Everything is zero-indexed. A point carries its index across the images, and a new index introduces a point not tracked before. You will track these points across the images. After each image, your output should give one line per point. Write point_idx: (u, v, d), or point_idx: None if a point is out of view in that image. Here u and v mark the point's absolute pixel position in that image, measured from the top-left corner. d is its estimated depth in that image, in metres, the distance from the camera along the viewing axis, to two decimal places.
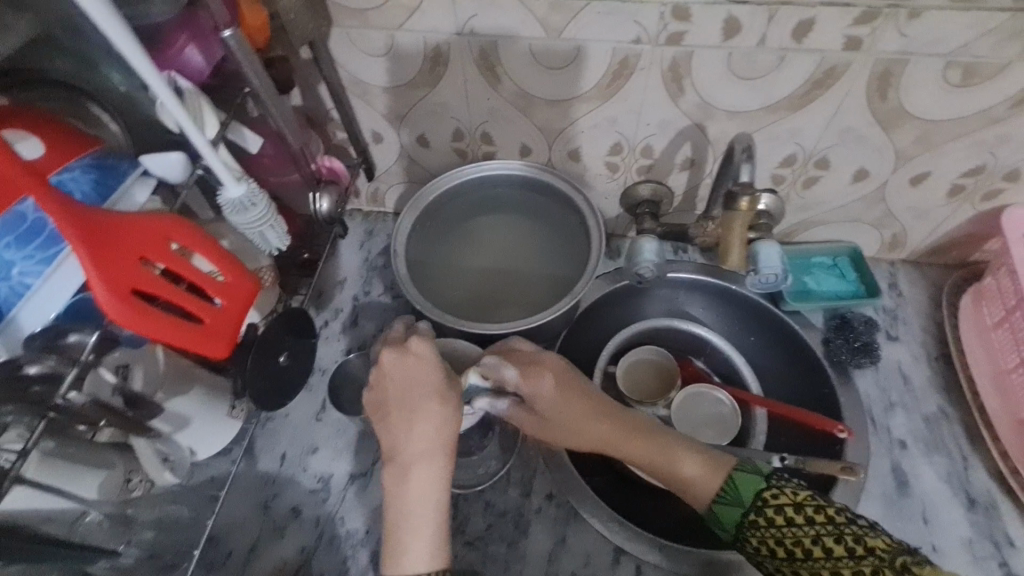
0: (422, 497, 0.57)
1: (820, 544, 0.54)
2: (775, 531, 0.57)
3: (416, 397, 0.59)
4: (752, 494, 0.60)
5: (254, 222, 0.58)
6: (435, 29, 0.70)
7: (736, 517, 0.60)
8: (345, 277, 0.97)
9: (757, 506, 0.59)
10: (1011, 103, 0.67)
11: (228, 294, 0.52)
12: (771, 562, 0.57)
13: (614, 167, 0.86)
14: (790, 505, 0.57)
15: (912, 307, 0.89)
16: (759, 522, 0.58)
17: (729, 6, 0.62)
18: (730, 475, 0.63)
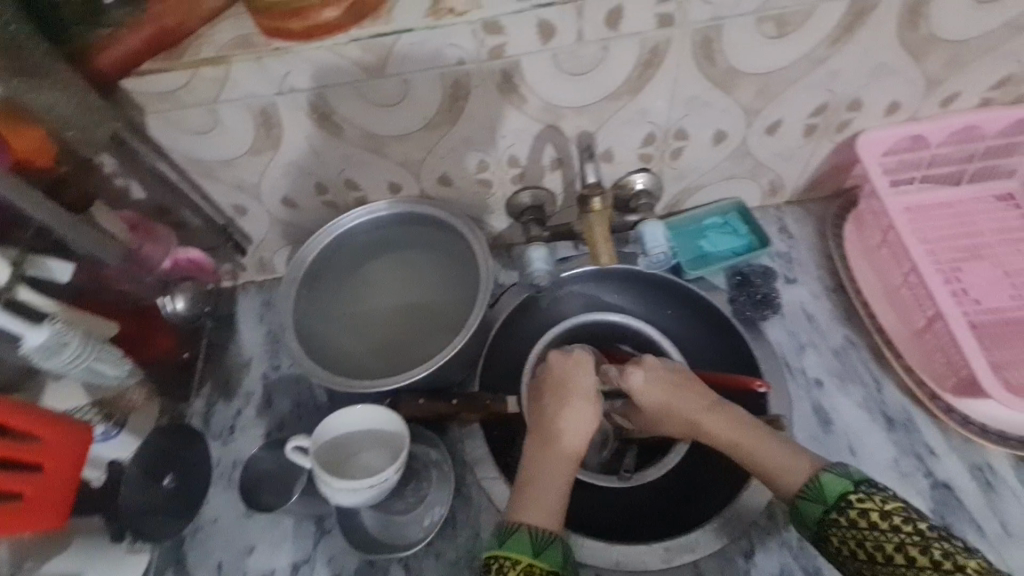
0: (551, 475, 0.70)
1: (904, 551, 0.56)
2: (856, 532, 0.58)
3: (553, 397, 0.75)
4: (836, 495, 0.60)
5: (73, 362, 0.61)
6: (254, 94, 0.67)
7: (816, 515, 0.61)
8: (250, 356, 0.87)
9: (842, 506, 0.59)
10: (829, 42, 0.69)
11: (54, 454, 0.59)
12: (847, 561, 0.58)
13: (488, 183, 0.84)
14: (876, 512, 0.57)
15: (804, 246, 0.90)
16: (842, 522, 0.59)
17: (536, 11, 0.62)
18: (816, 475, 0.62)
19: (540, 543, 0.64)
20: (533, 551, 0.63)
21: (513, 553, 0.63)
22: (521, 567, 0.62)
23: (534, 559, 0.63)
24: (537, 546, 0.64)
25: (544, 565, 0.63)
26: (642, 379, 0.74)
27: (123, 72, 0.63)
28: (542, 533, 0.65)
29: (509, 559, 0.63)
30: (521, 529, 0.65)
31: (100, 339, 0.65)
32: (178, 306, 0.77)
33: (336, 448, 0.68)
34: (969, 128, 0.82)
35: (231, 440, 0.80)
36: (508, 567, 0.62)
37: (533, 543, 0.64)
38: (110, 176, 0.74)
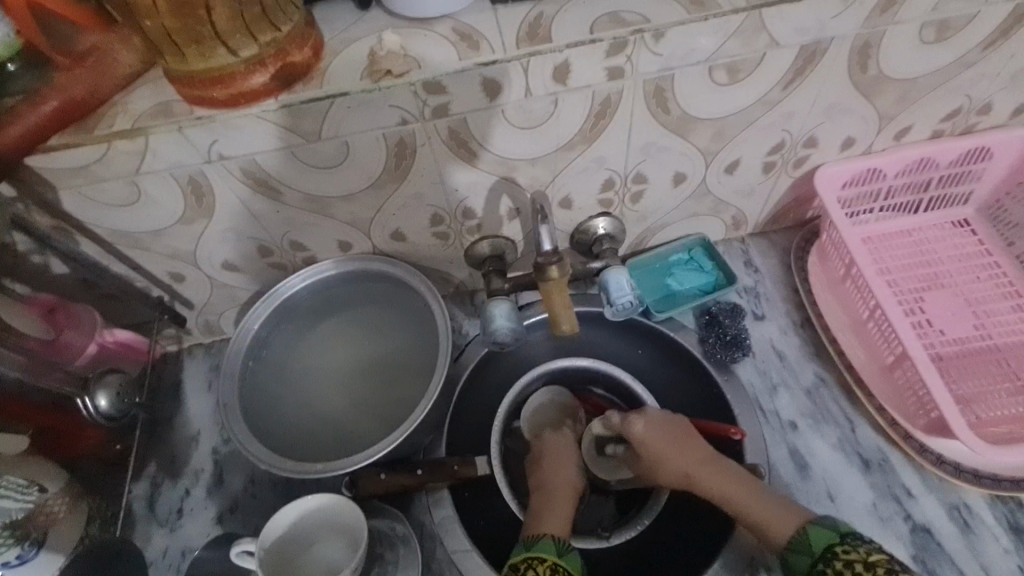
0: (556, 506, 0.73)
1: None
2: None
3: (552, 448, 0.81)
4: (822, 546, 0.60)
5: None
6: (180, 164, 0.61)
7: (805, 566, 0.61)
8: (198, 431, 0.80)
9: (828, 557, 0.59)
10: (782, 85, 0.68)
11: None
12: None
13: (444, 236, 0.79)
14: (860, 563, 0.57)
15: (769, 279, 0.89)
16: (828, 573, 0.59)
17: (479, 69, 0.59)
18: (803, 527, 0.62)
19: (560, 547, 0.66)
20: (557, 551, 0.65)
21: (541, 552, 0.65)
22: (547, 565, 0.64)
23: (559, 558, 0.65)
24: (559, 548, 0.66)
25: (567, 565, 0.64)
26: (641, 431, 0.75)
27: (26, 149, 0.57)
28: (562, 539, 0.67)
29: (536, 559, 0.64)
30: (544, 537, 0.67)
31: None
32: (99, 403, 0.68)
33: (288, 545, 0.63)
34: (923, 160, 0.82)
35: (178, 526, 0.73)
36: (536, 566, 0.63)
37: (556, 546, 0.66)
38: (26, 254, 0.68)
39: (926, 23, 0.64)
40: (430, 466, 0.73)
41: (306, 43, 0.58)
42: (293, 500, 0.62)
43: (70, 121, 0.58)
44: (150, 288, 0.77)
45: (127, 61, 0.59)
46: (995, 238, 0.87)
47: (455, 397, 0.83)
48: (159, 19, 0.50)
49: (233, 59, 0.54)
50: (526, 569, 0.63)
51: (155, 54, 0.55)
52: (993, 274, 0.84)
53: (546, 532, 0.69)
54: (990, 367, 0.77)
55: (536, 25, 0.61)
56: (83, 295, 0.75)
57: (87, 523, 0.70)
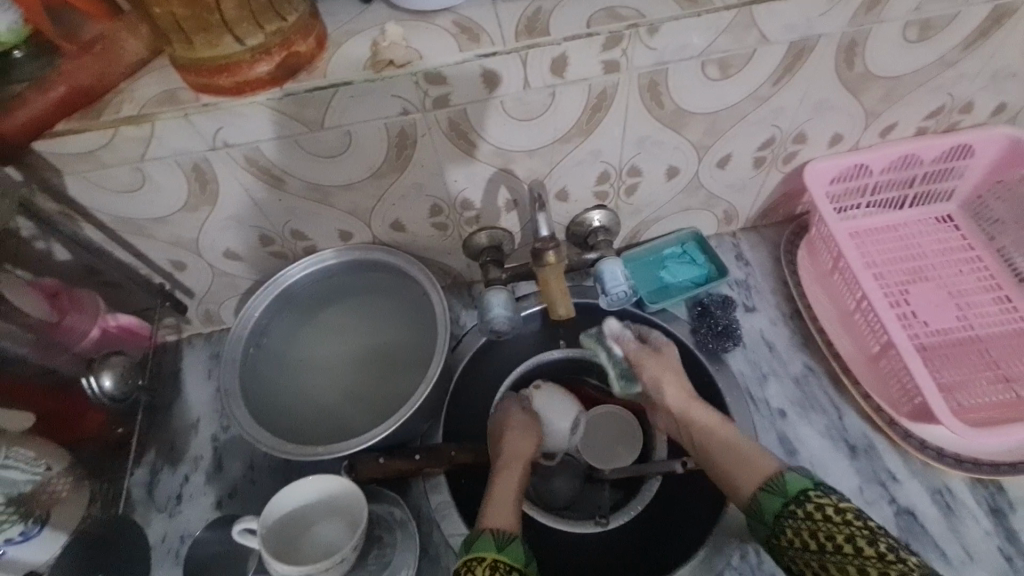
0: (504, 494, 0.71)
1: (853, 542, 0.55)
2: (811, 525, 0.58)
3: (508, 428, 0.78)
4: (797, 490, 0.61)
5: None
6: (185, 151, 0.63)
7: (775, 508, 0.61)
8: (197, 417, 0.81)
9: (801, 499, 0.60)
10: (772, 80, 0.70)
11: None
12: (794, 554, 0.58)
13: (442, 226, 0.81)
14: (830, 507, 0.58)
15: (760, 272, 0.91)
16: (798, 514, 0.59)
17: (479, 60, 0.60)
18: (780, 472, 0.63)
19: (501, 541, 0.64)
20: (496, 547, 0.63)
21: (481, 552, 0.62)
22: (487, 564, 0.61)
23: (497, 554, 0.62)
24: (499, 543, 0.63)
25: (507, 560, 0.62)
26: (651, 361, 0.79)
27: (34, 134, 0.58)
28: (503, 532, 0.65)
29: (476, 560, 0.62)
30: (485, 533, 0.65)
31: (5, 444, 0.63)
32: (104, 383, 0.70)
33: (286, 526, 0.64)
34: (908, 156, 0.84)
35: (177, 511, 0.74)
36: (475, 566, 0.61)
37: (495, 541, 0.64)
38: (29, 240, 0.69)
39: (909, 23, 0.67)
40: (428, 452, 0.74)
41: (311, 33, 0.59)
42: (294, 481, 0.64)
43: (77, 107, 0.59)
44: (151, 276, 0.78)
45: (133, 50, 0.60)
46: (977, 233, 0.89)
47: (451, 386, 0.84)
48: (168, 6, 0.51)
49: (239, 48, 0.56)
50: (466, 572, 0.61)
51: (162, 41, 0.57)
52: (976, 268, 0.87)
53: (488, 525, 0.66)
54: (971, 356, 0.79)
55: (534, 19, 0.62)
56: (85, 282, 0.76)
57: (88, 505, 0.70)
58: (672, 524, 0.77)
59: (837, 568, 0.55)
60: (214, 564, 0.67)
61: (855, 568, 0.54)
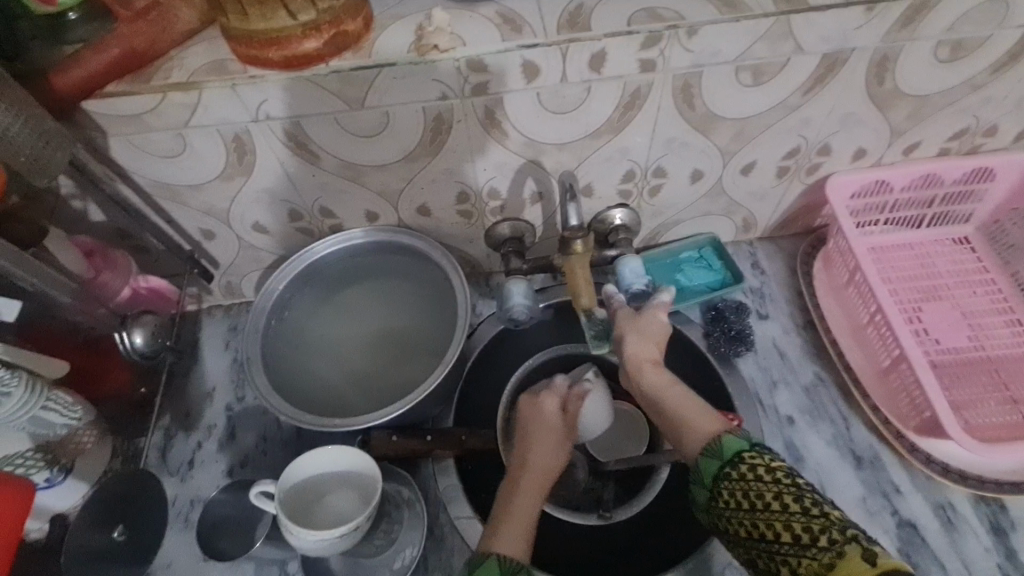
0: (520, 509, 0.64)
1: (780, 499, 0.51)
2: (743, 485, 0.54)
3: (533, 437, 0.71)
4: (732, 451, 0.57)
5: (17, 410, 0.60)
6: (227, 121, 0.64)
7: (711, 471, 0.57)
8: (213, 386, 0.82)
9: (735, 461, 0.56)
10: (803, 91, 0.71)
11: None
12: (728, 516, 0.55)
13: (467, 214, 0.82)
14: (762, 467, 0.54)
15: (775, 281, 0.92)
16: (733, 476, 0.55)
17: (520, 50, 0.62)
18: (720, 434, 0.59)
19: (508, 569, 0.57)
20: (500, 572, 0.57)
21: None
22: None
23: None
24: (503, 568, 0.57)
25: None
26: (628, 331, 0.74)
27: (84, 93, 0.60)
28: (511, 558, 0.58)
29: None
30: (488, 558, 0.59)
31: (49, 385, 0.65)
32: (136, 340, 0.72)
33: (300, 496, 0.66)
34: (930, 176, 0.85)
35: (189, 476, 0.75)
36: None
37: (501, 567, 0.57)
38: (67, 199, 0.71)
39: (942, 43, 0.68)
40: (440, 435, 0.76)
41: (359, 14, 0.61)
42: (309, 451, 0.66)
43: (128, 71, 0.61)
44: (180, 244, 0.80)
45: (186, 19, 0.62)
46: (993, 257, 0.90)
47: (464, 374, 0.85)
48: None
49: (291, 22, 0.57)
50: None
51: (217, 12, 0.59)
52: (990, 291, 0.88)
53: (495, 549, 0.60)
54: (981, 377, 0.80)
55: (576, 14, 0.64)
56: (115, 245, 0.77)
57: (109, 460, 0.74)
58: (676, 519, 0.78)
59: (767, 525, 0.52)
60: (228, 527, 0.68)
61: (781, 525, 0.51)
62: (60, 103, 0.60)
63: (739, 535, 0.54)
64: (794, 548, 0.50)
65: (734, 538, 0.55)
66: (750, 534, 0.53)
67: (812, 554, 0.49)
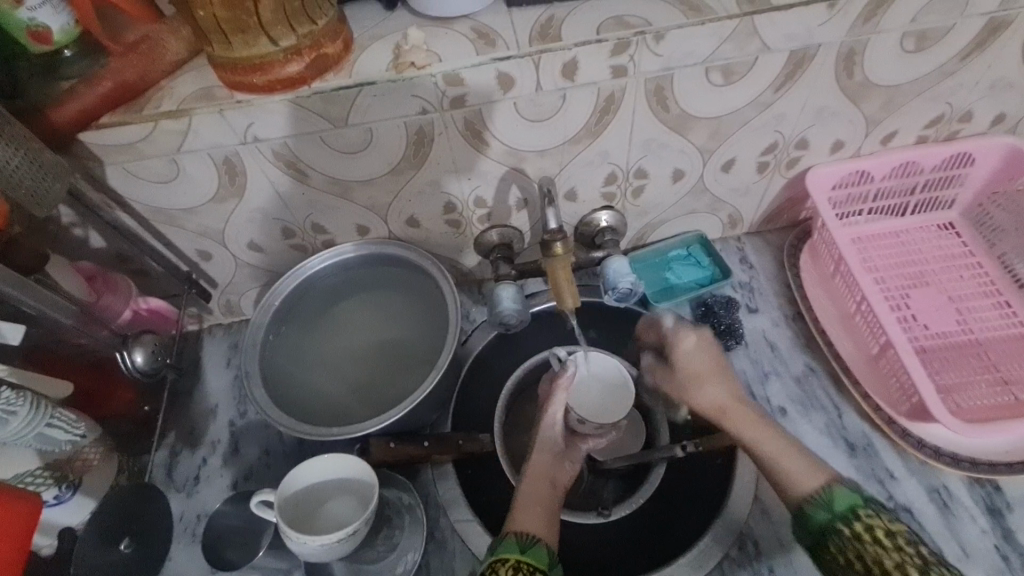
0: (534, 499, 0.69)
1: (901, 569, 0.56)
2: (856, 544, 0.59)
3: (538, 452, 0.75)
4: (845, 506, 0.61)
5: (23, 428, 0.62)
6: (217, 144, 0.67)
7: (821, 522, 0.62)
8: (215, 403, 0.84)
9: (849, 518, 0.60)
10: (774, 87, 0.73)
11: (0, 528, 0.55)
12: (840, 570, 0.60)
13: (455, 223, 0.84)
14: (881, 529, 0.59)
15: (763, 275, 0.94)
16: (846, 532, 0.60)
17: (494, 63, 0.64)
18: (829, 485, 0.63)
19: (525, 543, 0.63)
20: (519, 548, 0.62)
21: (504, 554, 0.62)
22: (510, 565, 0.61)
23: (520, 557, 0.62)
24: (523, 545, 0.63)
25: (531, 561, 0.61)
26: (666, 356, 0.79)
27: (81, 125, 0.63)
28: (526, 535, 0.64)
29: (499, 561, 0.62)
30: (508, 537, 0.64)
31: (51, 404, 0.66)
32: (136, 359, 0.74)
33: (305, 501, 0.68)
34: (908, 163, 0.87)
35: (195, 491, 0.77)
36: (499, 567, 0.61)
37: (519, 543, 0.63)
38: (69, 228, 0.73)
39: (907, 34, 0.70)
40: (437, 439, 0.77)
41: (338, 37, 0.64)
42: (308, 460, 0.68)
43: (120, 102, 0.64)
44: (178, 265, 0.83)
45: (174, 49, 0.65)
46: (978, 240, 0.91)
47: (461, 381, 0.87)
48: (210, 9, 0.57)
49: (274, 48, 0.60)
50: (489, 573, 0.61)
51: (202, 42, 0.62)
52: (976, 274, 0.88)
53: (513, 528, 0.65)
54: (971, 359, 0.81)
55: (547, 26, 0.66)
56: (116, 269, 0.80)
57: (116, 476, 0.75)
58: (677, 513, 0.78)
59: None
60: (232, 536, 0.70)
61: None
62: (56, 136, 0.62)
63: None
64: None
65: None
66: None
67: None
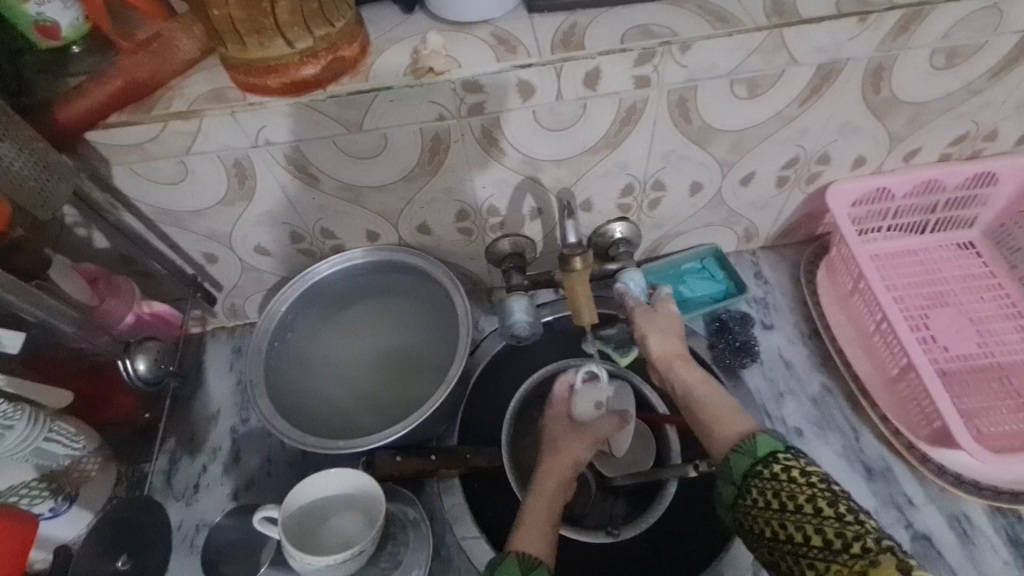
0: (539, 520, 0.65)
1: (814, 502, 0.51)
2: (774, 485, 0.54)
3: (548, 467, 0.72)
4: (766, 451, 0.56)
5: (19, 443, 0.61)
6: (228, 147, 0.65)
7: (742, 468, 0.57)
8: (217, 409, 0.82)
9: (768, 460, 0.55)
10: (799, 102, 0.71)
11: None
12: (755, 515, 0.54)
13: (467, 232, 0.83)
14: (797, 470, 0.54)
15: (779, 291, 0.92)
16: (765, 474, 0.55)
17: (515, 71, 0.63)
18: (753, 435, 0.58)
19: (525, 565, 0.58)
20: (521, 571, 0.57)
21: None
22: None
23: None
24: (524, 567, 0.58)
25: None
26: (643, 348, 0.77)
27: (88, 124, 0.61)
28: (528, 556, 0.59)
29: None
30: (509, 556, 0.59)
31: (50, 416, 0.65)
32: (138, 366, 0.73)
33: (308, 516, 0.66)
34: (931, 181, 0.85)
35: (194, 500, 0.75)
36: None
37: (520, 564, 0.58)
38: (72, 228, 0.72)
39: (937, 50, 0.68)
40: (445, 454, 0.75)
41: (356, 40, 0.62)
42: (312, 475, 0.66)
43: (128, 101, 0.62)
44: (183, 268, 0.81)
45: (186, 48, 0.63)
46: (999, 260, 0.89)
47: (469, 393, 0.85)
48: (226, 9, 0.55)
49: (288, 50, 0.59)
50: None
51: (216, 42, 0.60)
52: (997, 295, 0.87)
53: (515, 548, 0.60)
54: (992, 383, 0.79)
55: (569, 34, 0.65)
56: (120, 271, 0.78)
57: (114, 484, 0.73)
58: (691, 534, 0.77)
59: (795, 528, 0.51)
60: (231, 550, 0.68)
61: (813, 528, 0.50)
62: (63, 135, 0.61)
63: (764, 536, 0.54)
64: (823, 554, 0.49)
65: (756, 536, 0.55)
66: (775, 534, 0.53)
67: (843, 560, 0.48)
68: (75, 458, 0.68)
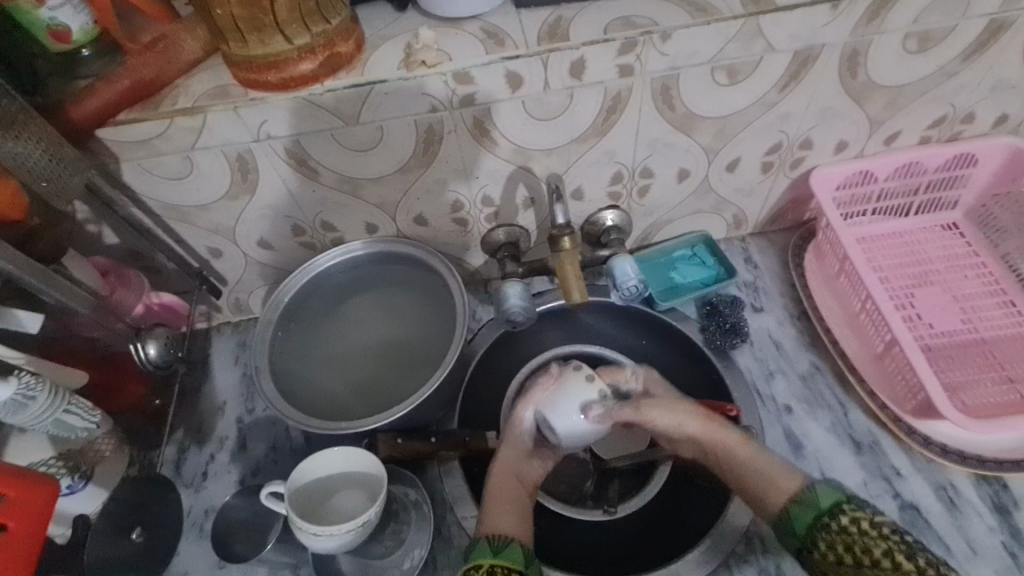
0: (503, 500, 0.70)
1: (890, 557, 0.57)
2: (844, 538, 0.60)
3: (504, 450, 0.75)
4: (829, 503, 0.62)
5: (42, 412, 0.63)
6: (230, 142, 0.68)
7: (806, 523, 0.62)
8: (223, 400, 0.84)
9: (834, 512, 0.62)
10: (778, 88, 0.74)
11: (17, 512, 0.55)
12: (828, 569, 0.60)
13: (462, 222, 0.85)
14: (866, 521, 0.60)
15: (767, 275, 0.94)
16: (833, 527, 0.61)
17: (504, 63, 0.66)
18: (810, 486, 0.65)
19: (496, 545, 0.64)
20: (492, 551, 0.63)
21: (478, 559, 0.63)
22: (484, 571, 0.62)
23: (493, 559, 0.63)
24: (495, 547, 0.64)
25: (503, 563, 0.62)
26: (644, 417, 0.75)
27: (98, 122, 0.64)
28: (498, 537, 0.65)
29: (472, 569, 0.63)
30: (481, 541, 0.65)
31: (69, 391, 0.67)
32: (149, 351, 0.75)
33: (313, 494, 0.69)
34: (912, 163, 0.87)
35: (203, 487, 0.77)
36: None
37: (490, 546, 0.64)
38: (82, 223, 0.75)
39: (909, 35, 0.71)
40: (444, 435, 0.77)
41: (351, 36, 0.65)
42: (313, 455, 0.70)
43: (137, 100, 0.65)
44: (189, 262, 0.84)
45: (190, 49, 0.67)
46: (982, 240, 0.92)
47: (467, 380, 0.87)
48: (227, 8, 0.58)
49: (287, 47, 0.62)
50: None
51: (218, 41, 0.63)
52: (980, 274, 0.89)
53: (485, 532, 0.67)
54: (976, 357, 0.81)
55: (556, 26, 0.68)
56: (129, 266, 0.82)
57: (127, 467, 0.75)
58: (686, 512, 0.78)
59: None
60: (240, 529, 0.70)
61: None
62: (76, 132, 0.64)
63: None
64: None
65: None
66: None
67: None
68: (88, 436, 0.71)
